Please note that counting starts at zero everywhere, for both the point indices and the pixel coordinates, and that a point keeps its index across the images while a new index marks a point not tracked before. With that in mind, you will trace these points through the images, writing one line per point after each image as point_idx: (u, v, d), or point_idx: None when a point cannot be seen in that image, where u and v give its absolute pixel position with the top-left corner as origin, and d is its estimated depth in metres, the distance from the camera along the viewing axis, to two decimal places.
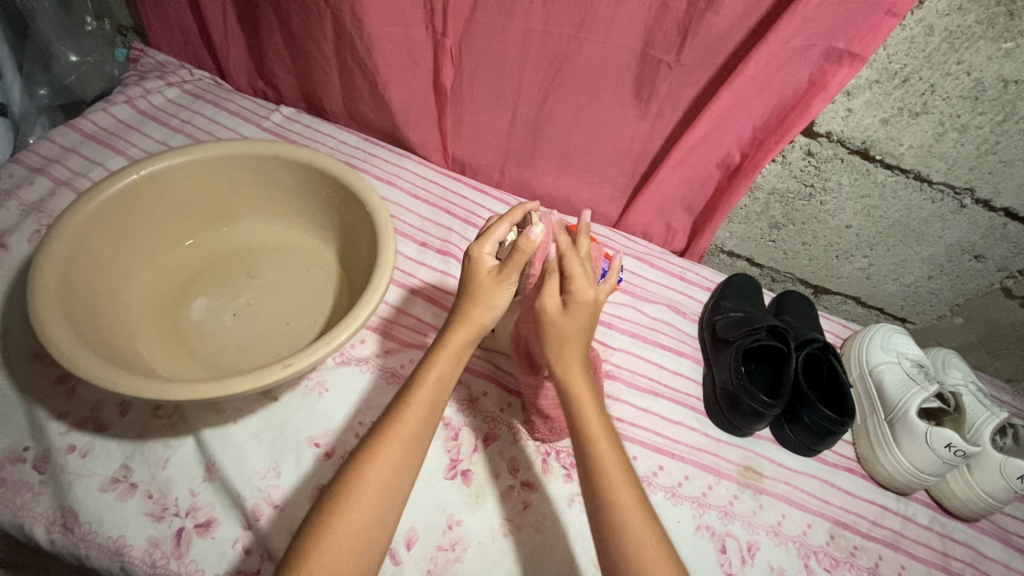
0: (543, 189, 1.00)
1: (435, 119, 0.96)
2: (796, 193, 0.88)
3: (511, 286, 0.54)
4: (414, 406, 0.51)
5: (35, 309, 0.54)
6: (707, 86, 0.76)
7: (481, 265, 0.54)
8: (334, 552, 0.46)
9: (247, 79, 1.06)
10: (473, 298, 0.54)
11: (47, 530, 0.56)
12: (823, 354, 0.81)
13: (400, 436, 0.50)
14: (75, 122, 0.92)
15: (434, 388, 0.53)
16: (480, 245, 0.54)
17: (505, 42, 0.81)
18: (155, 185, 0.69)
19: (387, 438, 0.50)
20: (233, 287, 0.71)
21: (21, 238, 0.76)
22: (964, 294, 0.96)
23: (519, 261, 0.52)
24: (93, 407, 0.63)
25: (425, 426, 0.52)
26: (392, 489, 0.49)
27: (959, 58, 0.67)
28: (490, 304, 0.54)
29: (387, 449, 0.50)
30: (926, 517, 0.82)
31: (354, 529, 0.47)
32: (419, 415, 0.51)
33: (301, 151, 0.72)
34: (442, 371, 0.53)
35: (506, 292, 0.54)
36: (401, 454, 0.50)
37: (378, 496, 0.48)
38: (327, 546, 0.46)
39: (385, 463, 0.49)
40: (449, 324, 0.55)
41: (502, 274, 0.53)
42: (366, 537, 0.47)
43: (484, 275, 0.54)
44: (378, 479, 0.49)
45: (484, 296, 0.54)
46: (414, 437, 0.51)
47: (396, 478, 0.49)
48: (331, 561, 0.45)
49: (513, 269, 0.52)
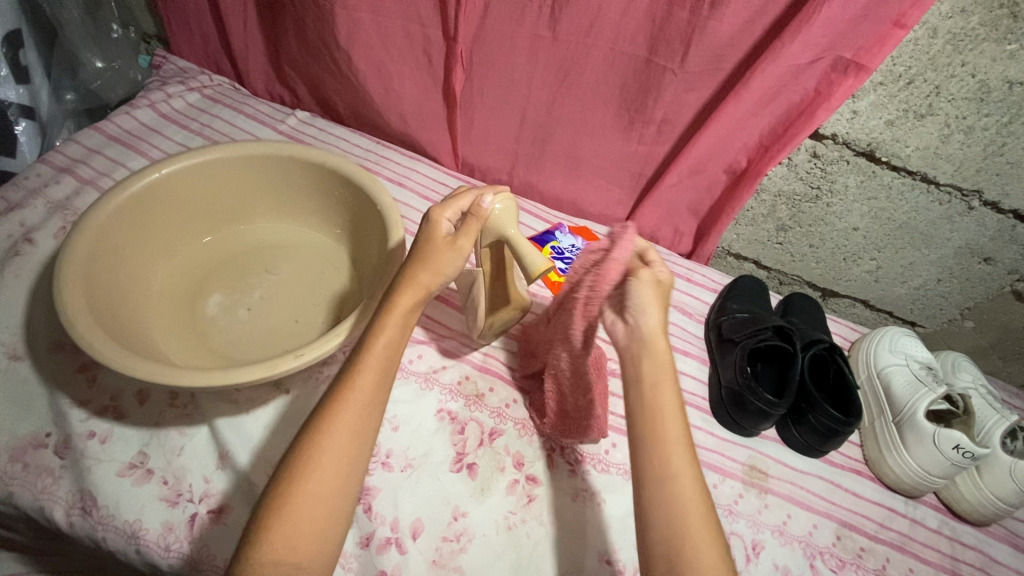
0: (551, 192, 1.02)
1: (446, 123, 0.99)
2: (802, 195, 0.88)
3: (459, 251, 0.59)
4: (364, 372, 0.54)
5: (60, 300, 0.56)
6: (713, 91, 0.77)
7: (437, 229, 0.60)
8: (300, 523, 0.47)
9: (265, 85, 1.09)
10: (424, 260, 0.58)
11: (67, 513, 0.58)
12: (829, 355, 0.81)
13: (354, 401, 0.52)
14: (100, 125, 0.96)
15: (384, 353, 0.55)
16: (441, 208, 0.60)
17: (514, 47, 0.83)
18: (176, 184, 0.72)
19: (343, 407, 0.52)
20: (247, 282, 0.73)
21: (47, 234, 0.78)
22: (974, 298, 0.96)
23: (477, 224, 0.59)
24: (112, 396, 0.65)
25: (377, 392, 0.54)
26: (351, 456, 0.51)
27: (963, 60, 0.68)
28: (439, 266, 0.58)
29: (343, 417, 0.51)
30: (935, 521, 0.81)
31: (315, 499, 0.48)
32: (371, 381, 0.54)
33: (314, 152, 0.75)
34: (389, 335, 0.56)
35: (455, 255, 0.59)
36: (357, 421, 0.52)
37: (337, 465, 0.50)
38: (288, 518, 0.47)
39: (344, 431, 0.51)
40: (393, 288, 0.58)
41: (457, 238, 0.59)
42: (329, 505, 0.49)
43: (438, 239, 0.59)
44: (335, 448, 0.50)
45: (435, 257, 0.58)
46: (367, 402, 0.53)
47: (356, 445, 0.51)
48: (295, 532, 0.47)
49: (468, 234, 0.59)
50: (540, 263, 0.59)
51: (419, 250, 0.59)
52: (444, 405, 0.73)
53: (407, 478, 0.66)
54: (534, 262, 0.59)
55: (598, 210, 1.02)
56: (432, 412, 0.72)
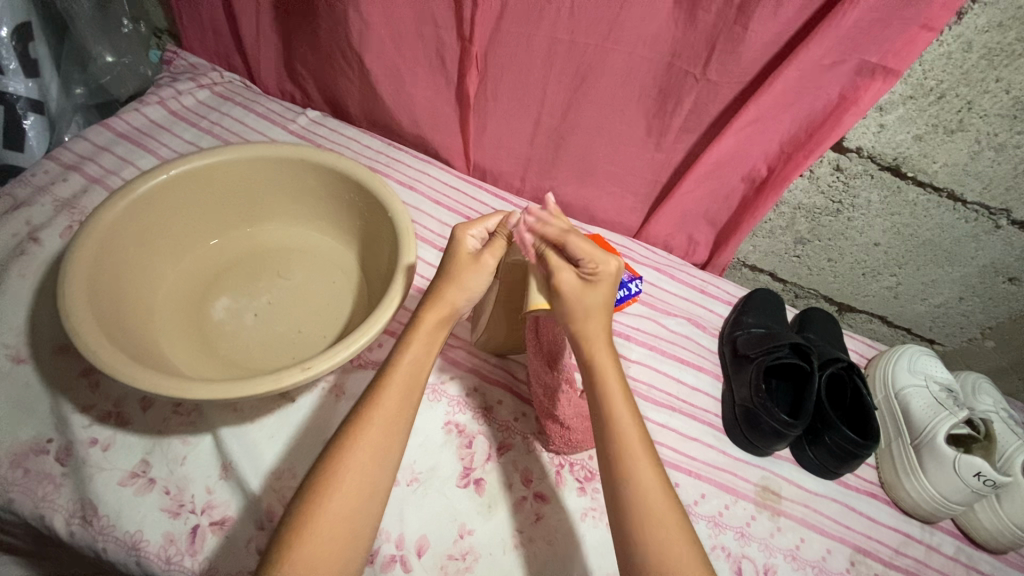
0: (564, 198, 1.00)
1: (458, 126, 0.97)
2: (823, 209, 0.86)
3: (483, 266, 0.58)
4: (390, 388, 0.53)
5: (64, 304, 0.55)
6: (734, 99, 0.75)
7: (464, 245, 0.59)
8: (321, 542, 0.46)
9: (276, 83, 1.08)
10: (451, 276, 0.58)
11: (67, 522, 0.57)
12: (847, 374, 0.79)
13: (378, 418, 0.51)
14: (109, 121, 0.95)
15: (410, 368, 0.55)
16: (467, 226, 0.60)
17: (530, 50, 0.81)
18: (183, 185, 0.70)
19: (368, 423, 0.51)
20: (254, 287, 0.72)
21: (53, 233, 0.77)
22: (996, 318, 0.93)
23: (504, 241, 0.60)
24: (116, 402, 0.64)
25: (403, 409, 0.53)
26: (374, 473, 0.50)
27: (998, 75, 0.65)
28: (465, 282, 0.58)
29: (367, 434, 0.50)
30: (951, 547, 0.79)
31: (338, 518, 0.47)
32: (397, 396, 0.53)
33: (325, 155, 0.73)
34: (416, 352, 0.55)
35: (480, 270, 0.58)
36: (381, 437, 0.51)
37: (361, 483, 0.49)
38: (312, 537, 0.46)
39: (368, 448, 0.50)
40: (422, 305, 0.58)
41: (481, 255, 0.59)
42: (352, 524, 0.48)
43: (464, 255, 0.59)
44: (359, 465, 0.49)
45: (462, 272, 0.58)
46: (393, 419, 0.52)
47: (380, 462, 0.50)
48: (317, 551, 0.46)
49: (494, 250, 0.59)
50: (539, 300, 0.57)
51: (447, 267, 0.59)
52: (452, 418, 0.71)
53: (414, 492, 0.65)
54: (534, 296, 0.57)
55: (612, 217, 1.00)
56: (440, 425, 0.70)
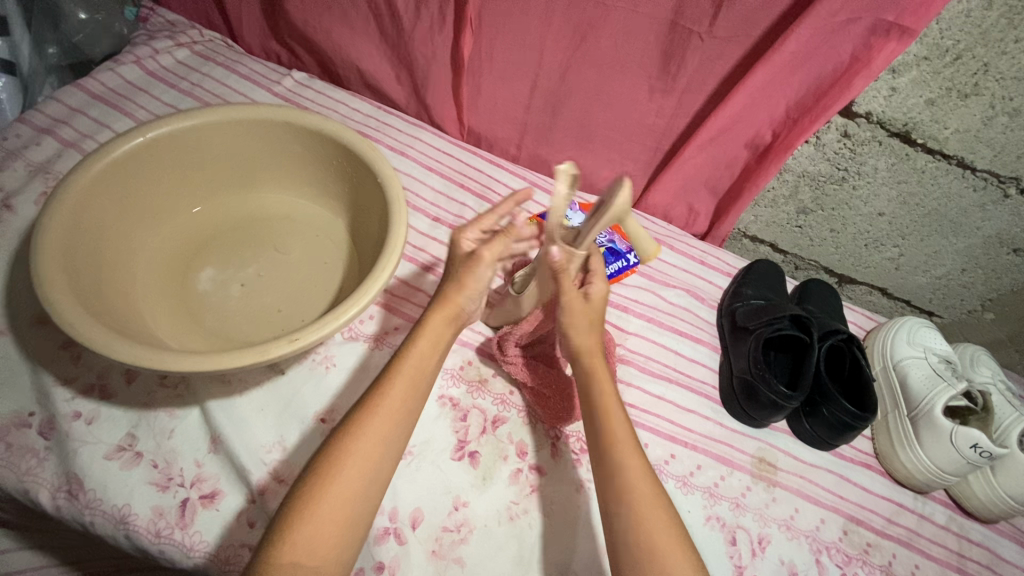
0: (561, 165, 0.96)
1: (451, 89, 0.92)
2: (828, 176, 0.83)
3: (481, 264, 0.56)
4: (397, 379, 0.52)
5: (39, 272, 0.52)
6: (740, 61, 0.72)
7: (458, 248, 0.58)
8: (321, 523, 0.45)
9: (260, 42, 1.03)
10: (454, 278, 0.57)
11: (53, 495, 0.56)
12: (846, 345, 0.78)
13: (387, 408, 0.51)
14: (82, 82, 0.90)
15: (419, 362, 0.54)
16: (463, 230, 0.58)
17: (527, 8, 0.77)
18: (162, 148, 0.67)
19: (374, 412, 0.50)
20: (240, 256, 0.70)
21: (27, 200, 0.74)
22: (998, 290, 0.92)
23: (502, 239, 0.56)
24: (99, 373, 0.63)
25: (407, 402, 0.52)
26: (375, 462, 0.49)
27: (1017, 35, 0.62)
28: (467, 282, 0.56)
29: (372, 422, 0.50)
30: (943, 516, 0.79)
31: (339, 501, 0.46)
32: (403, 390, 0.52)
33: (313, 119, 0.70)
34: (421, 347, 0.54)
35: (479, 268, 0.56)
36: (387, 427, 0.50)
37: (364, 469, 0.48)
38: (314, 518, 0.45)
39: (372, 437, 0.49)
40: (428, 306, 0.57)
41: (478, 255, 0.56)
42: (352, 507, 0.47)
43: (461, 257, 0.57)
44: (362, 452, 0.48)
45: (462, 273, 0.56)
46: (397, 411, 0.51)
47: (383, 451, 0.49)
48: (317, 534, 0.45)
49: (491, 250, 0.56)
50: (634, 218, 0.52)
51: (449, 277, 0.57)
52: (446, 391, 0.70)
53: (406, 465, 0.64)
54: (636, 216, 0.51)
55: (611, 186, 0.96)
56: (433, 398, 0.69)
